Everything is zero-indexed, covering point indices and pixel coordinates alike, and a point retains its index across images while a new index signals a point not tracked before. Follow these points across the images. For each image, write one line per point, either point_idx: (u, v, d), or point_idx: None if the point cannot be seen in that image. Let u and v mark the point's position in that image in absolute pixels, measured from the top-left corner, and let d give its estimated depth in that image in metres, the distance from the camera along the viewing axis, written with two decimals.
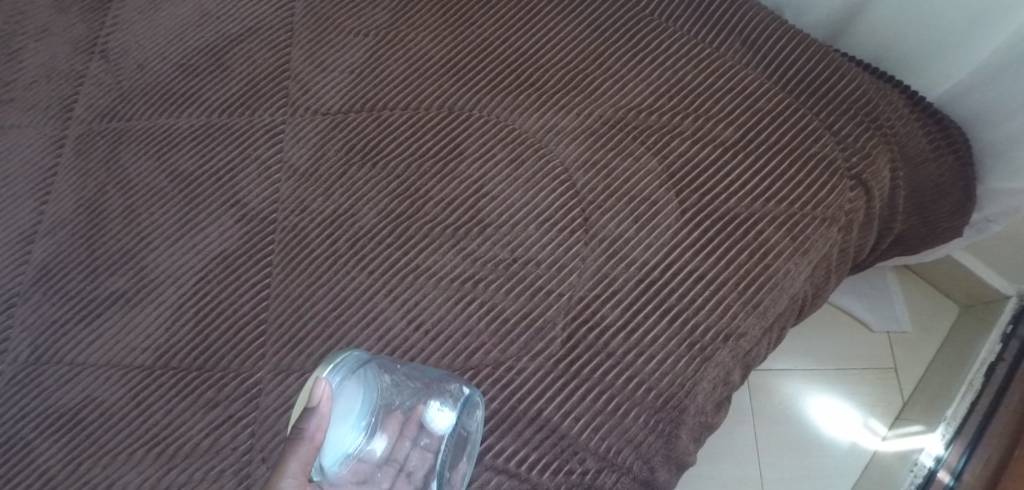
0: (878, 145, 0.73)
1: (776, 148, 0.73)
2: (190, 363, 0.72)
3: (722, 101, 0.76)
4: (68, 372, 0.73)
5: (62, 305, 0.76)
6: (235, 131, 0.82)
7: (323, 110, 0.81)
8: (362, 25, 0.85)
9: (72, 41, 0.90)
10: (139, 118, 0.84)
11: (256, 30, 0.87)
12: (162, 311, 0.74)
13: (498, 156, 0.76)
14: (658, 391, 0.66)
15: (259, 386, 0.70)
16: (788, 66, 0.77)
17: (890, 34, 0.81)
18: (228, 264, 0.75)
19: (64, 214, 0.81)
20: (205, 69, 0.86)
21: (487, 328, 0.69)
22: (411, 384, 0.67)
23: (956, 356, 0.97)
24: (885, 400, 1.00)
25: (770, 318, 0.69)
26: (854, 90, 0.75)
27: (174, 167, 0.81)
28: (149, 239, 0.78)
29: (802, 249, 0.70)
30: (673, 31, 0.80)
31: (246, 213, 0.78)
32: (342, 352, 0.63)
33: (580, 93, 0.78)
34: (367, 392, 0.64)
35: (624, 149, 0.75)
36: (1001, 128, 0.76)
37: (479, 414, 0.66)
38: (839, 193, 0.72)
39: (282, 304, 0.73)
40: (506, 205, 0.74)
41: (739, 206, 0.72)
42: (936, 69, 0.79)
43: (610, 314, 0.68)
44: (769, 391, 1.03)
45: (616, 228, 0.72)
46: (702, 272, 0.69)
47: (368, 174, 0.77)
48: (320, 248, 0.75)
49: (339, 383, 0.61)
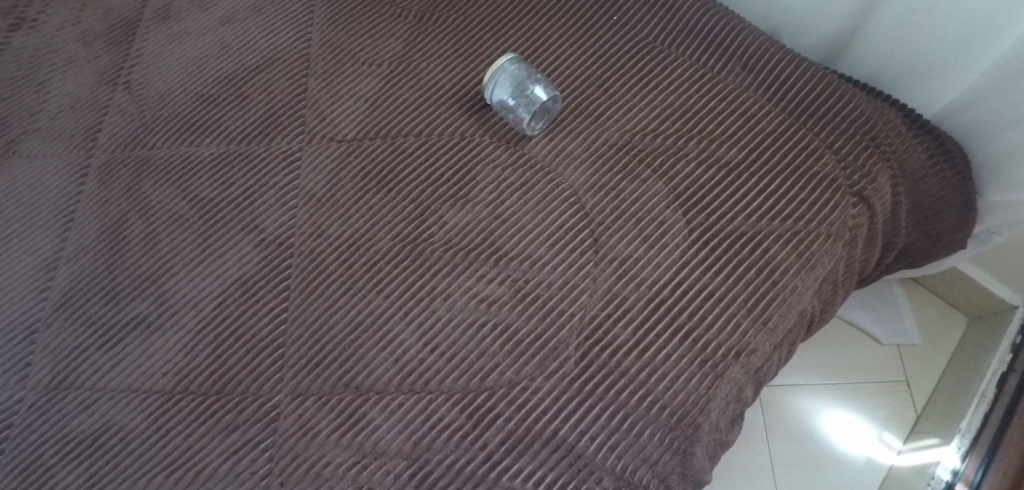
0: (878, 162, 0.75)
1: (780, 168, 0.75)
2: (209, 387, 0.73)
3: (725, 123, 0.78)
4: (88, 397, 0.74)
5: (83, 330, 0.78)
6: (253, 158, 0.83)
7: (339, 137, 0.83)
8: (375, 55, 0.88)
9: (96, 72, 0.93)
10: (161, 147, 0.86)
11: (274, 61, 0.89)
12: (182, 336, 0.76)
13: (510, 180, 0.78)
14: (672, 408, 0.67)
15: (277, 410, 0.71)
16: (791, 87, 0.79)
17: (887, 53, 0.82)
18: (247, 289, 0.77)
19: (87, 239, 0.82)
20: (225, 98, 0.88)
21: (501, 349, 0.70)
22: (530, 78, 0.82)
23: (967, 371, 0.98)
24: (898, 413, 1.01)
25: (780, 334, 0.70)
26: (852, 111, 0.77)
27: (195, 193, 0.83)
28: (169, 265, 0.79)
29: (808, 265, 0.72)
30: (675, 57, 0.82)
31: (264, 237, 0.79)
32: (508, 60, 0.82)
33: (587, 119, 0.80)
34: (517, 72, 0.82)
35: (631, 171, 0.76)
36: (999, 144, 0.78)
37: (551, 104, 0.81)
38: (842, 209, 0.73)
39: (300, 327, 0.74)
40: (517, 227, 0.76)
41: (745, 225, 0.73)
42: (932, 89, 0.81)
43: (621, 334, 0.70)
44: (781, 407, 1.04)
45: (625, 248, 0.73)
46: (711, 290, 0.71)
47: (383, 200, 0.79)
48: (337, 272, 0.76)
49: (510, 67, 0.82)
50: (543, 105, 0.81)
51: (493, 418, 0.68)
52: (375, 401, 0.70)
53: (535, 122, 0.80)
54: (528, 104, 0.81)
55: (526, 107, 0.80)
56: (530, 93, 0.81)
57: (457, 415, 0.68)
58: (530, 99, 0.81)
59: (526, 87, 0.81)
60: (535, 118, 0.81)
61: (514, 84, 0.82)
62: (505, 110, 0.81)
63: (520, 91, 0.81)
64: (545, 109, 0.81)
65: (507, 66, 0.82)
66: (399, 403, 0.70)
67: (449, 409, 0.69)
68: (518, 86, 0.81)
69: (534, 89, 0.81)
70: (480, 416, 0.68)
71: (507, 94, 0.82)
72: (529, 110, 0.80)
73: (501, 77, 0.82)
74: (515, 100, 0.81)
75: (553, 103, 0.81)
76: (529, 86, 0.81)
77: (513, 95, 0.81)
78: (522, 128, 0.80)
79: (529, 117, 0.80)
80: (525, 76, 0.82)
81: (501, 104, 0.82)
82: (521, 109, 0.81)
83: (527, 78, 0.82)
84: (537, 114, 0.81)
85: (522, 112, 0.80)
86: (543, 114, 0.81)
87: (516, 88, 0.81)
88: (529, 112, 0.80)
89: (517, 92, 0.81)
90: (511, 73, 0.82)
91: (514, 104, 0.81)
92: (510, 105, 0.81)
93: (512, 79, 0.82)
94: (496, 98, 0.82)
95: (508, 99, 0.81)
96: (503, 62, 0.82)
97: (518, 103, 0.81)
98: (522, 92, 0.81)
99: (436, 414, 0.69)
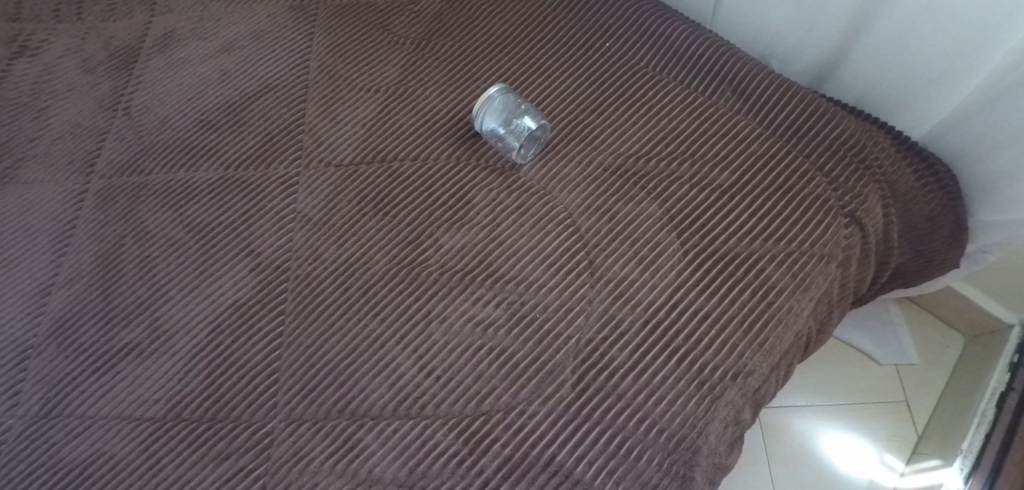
0: (868, 184, 0.76)
1: (773, 190, 0.76)
2: (202, 414, 0.72)
3: (717, 146, 0.79)
4: (79, 425, 0.73)
5: (75, 357, 0.77)
6: (251, 183, 0.84)
7: (336, 162, 0.84)
8: (374, 81, 0.89)
9: (96, 99, 0.94)
10: (158, 172, 0.87)
11: (273, 87, 0.90)
12: (176, 362, 0.75)
13: (506, 203, 0.79)
14: (670, 432, 0.67)
15: (271, 437, 0.70)
16: (780, 111, 0.80)
17: (873, 77, 0.84)
18: (241, 314, 0.76)
19: (82, 265, 0.82)
20: (224, 123, 0.89)
21: (498, 372, 0.70)
22: (519, 108, 0.83)
23: (966, 392, 0.98)
24: (899, 435, 1.01)
25: (776, 355, 0.70)
26: (841, 134, 0.78)
27: (191, 218, 0.83)
28: (164, 290, 0.79)
29: (803, 286, 0.72)
30: (667, 82, 0.84)
31: (260, 262, 0.79)
32: (497, 89, 0.83)
33: (581, 143, 0.81)
34: (505, 102, 0.83)
35: (625, 194, 0.77)
36: (986, 165, 0.79)
37: (540, 133, 0.82)
38: (835, 230, 0.74)
39: (295, 352, 0.74)
40: (512, 250, 0.76)
41: (739, 246, 0.73)
42: (919, 112, 0.82)
43: (618, 356, 0.69)
44: (781, 429, 1.04)
45: (621, 270, 0.73)
46: (707, 312, 0.71)
47: (379, 224, 0.79)
48: (332, 296, 0.76)
49: (499, 97, 0.83)
50: (532, 133, 0.82)
51: (490, 443, 0.67)
52: (371, 427, 0.69)
53: (525, 150, 0.81)
54: (517, 134, 0.82)
55: (517, 137, 0.82)
56: (519, 124, 0.82)
57: (453, 440, 0.68)
58: (520, 129, 0.82)
59: (515, 117, 0.83)
60: (525, 146, 0.82)
61: (504, 114, 0.82)
62: (496, 139, 0.82)
63: (509, 121, 0.82)
64: (534, 137, 0.82)
65: (496, 96, 0.83)
66: (395, 429, 0.69)
67: (445, 434, 0.68)
68: (507, 116, 0.82)
69: (523, 119, 0.83)
70: (477, 441, 0.67)
71: (497, 124, 0.82)
72: (519, 140, 0.81)
73: (491, 106, 0.82)
74: (505, 129, 0.82)
75: (542, 131, 0.82)
76: (519, 117, 0.83)
77: (503, 125, 0.82)
78: (512, 157, 0.81)
79: (518, 146, 0.81)
80: (513, 105, 0.83)
81: (491, 133, 0.82)
82: (512, 139, 0.82)
83: (515, 107, 0.83)
84: (527, 143, 0.82)
85: (513, 142, 0.82)
86: (532, 142, 0.82)
87: (506, 118, 0.82)
88: (519, 142, 0.81)
89: (506, 122, 0.82)
90: (501, 101, 0.83)
91: (504, 134, 0.82)
92: (501, 135, 0.82)
93: (500, 108, 0.83)
94: (486, 127, 0.82)
95: (498, 128, 0.82)
96: (492, 92, 0.83)
97: (509, 134, 0.82)
98: (512, 122, 0.82)
99: (432, 440, 0.68)
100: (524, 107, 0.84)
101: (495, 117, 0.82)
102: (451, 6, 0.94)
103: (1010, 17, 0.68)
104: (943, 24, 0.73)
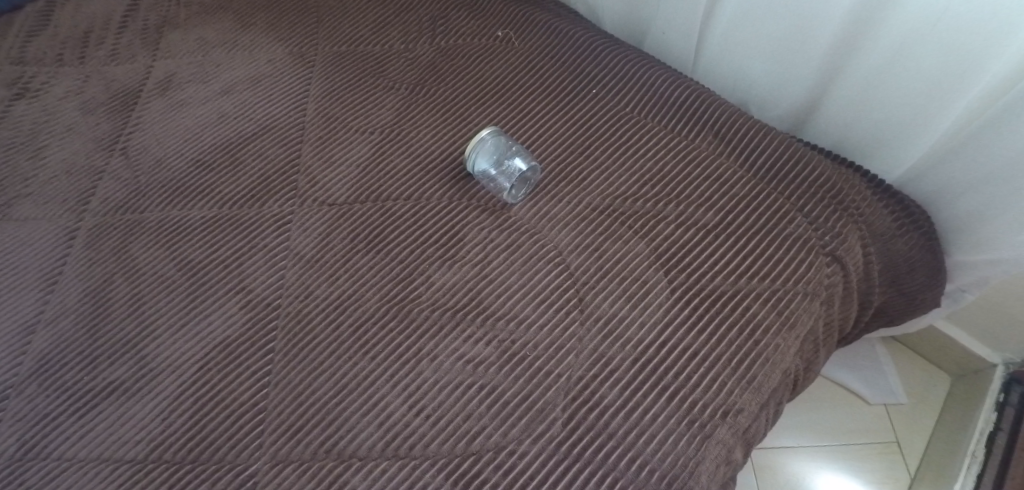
0: (847, 224, 0.78)
1: (756, 230, 0.78)
2: (183, 456, 0.70)
3: (701, 188, 0.81)
4: (56, 468, 0.71)
5: (57, 397, 0.75)
6: (245, 222, 0.85)
7: (330, 201, 0.85)
8: (370, 123, 0.92)
9: (94, 139, 0.95)
10: (152, 210, 0.87)
11: (271, 129, 0.93)
12: (160, 400, 0.74)
13: (496, 241, 0.80)
14: (662, 472, 0.66)
15: (254, 479, 0.68)
16: (761, 156, 0.83)
17: (849, 122, 0.88)
18: (230, 351, 0.76)
19: (70, 303, 0.81)
20: (222, 163, 0.90)
21: (488, 411, 0.70)
22: (511, 150, 0.86)
23: (953, 434, 0.99)
24: (892, 475, 1.01)
25: (766, 393, 0.71)
26: (820, 176, 0.81)
27: (183, 256, 0.83)
28: (153, 327, 0.78)
29: (789, 323, 0.73)
30: (652, 127, 0.87)
31: (251, 299, 0.79)
32: (488, 130, 0.86)
33: (570, 183, 0.84)
34: (496, 141, 0.86)
35: (613, 233, 0.79)
36: (959, 207, 0.83)
37: (532, 175, 0.84)
38: (817, 268, 0.76)
39: (282, 391, 0.73)
40: (503, 288, 0.77)
41: (725, 284, 0.75)
42: (893, 156, 0.86)
43: (609, 394, 0.69)
44: (775, 471, 1.02)
45: (610, 307, 0.74)
46: (695, 350, 0.71)
47: (371, 262, 0.80)
48: (322, 334, 0.76)
49: (491, 138, 0.85)
50: (523, 173, 0.84)
51: (479, 483, 0.66)
52: (358, 468, 0.68)
53: (517, 191, 0.83)
54: (510, 176, 0.84)
55: (510, 179, 0.84)
56: (511, 165, 0.85)
57: (442, 481, 0.66)
58: (512, 171, 0.84)
59: (506, 159, 0.85)
60: (516, 187, 0.84)
61: (494, 155, 0.85)
62: (488, 179, 0.84)
63: (501, 163, 0.85)
64: (525, 178, 0.84)
65: (489, 137, 0.85)
66: (382, 470, 0.67)
67: (434, 475, 0.67)
68: (499, 157, 0.85)
69: (515, 161, 0.85)
70: (466, 481, 0.66)
71: (490, 166, 0.85)
72: (510, 180, 0.84)
73: (483, 148, 0.84)
74: (496, 170, 0.85)
75: (533, 173, 0.84)
76: (510, 158, 0.85)
77: (495, 166, 0.85)
78: (505, 197, 0.83)
79: (510, 187, 0.83)
80: (505, 147, 0.86)
81: (484, 174, 0.85)
82: (504, 181, 0.84)
83: (506, 148, 0.86)
84: (518, 183, 0.84)
85: (506, 184, 0.84)
86: (523, 182, 0.84)
87: (497, 160, 0.85)
88: (512, 184, 0.84)
89: (498, 162, 0.85)
90: (493, 143, 0.85)
91: (496, 174, 0.84)
92: (493, 177, 0.84)
93: (493, 149, 0.85)
94: (479, 168, 0.85)
95: (489, 169, 0.85)
96: (484, 133, 0.85)
97: (501, 176, 0.84)
98: (504, 165, 0.85)
99: (421, 481, 0.67)
100: (516, 149, 0.86)
101: (488, 159, 0.85)
102: (446, 53, 0.98)
103: (971, 66, 0.73)
104: (915, 71, 0.77)
